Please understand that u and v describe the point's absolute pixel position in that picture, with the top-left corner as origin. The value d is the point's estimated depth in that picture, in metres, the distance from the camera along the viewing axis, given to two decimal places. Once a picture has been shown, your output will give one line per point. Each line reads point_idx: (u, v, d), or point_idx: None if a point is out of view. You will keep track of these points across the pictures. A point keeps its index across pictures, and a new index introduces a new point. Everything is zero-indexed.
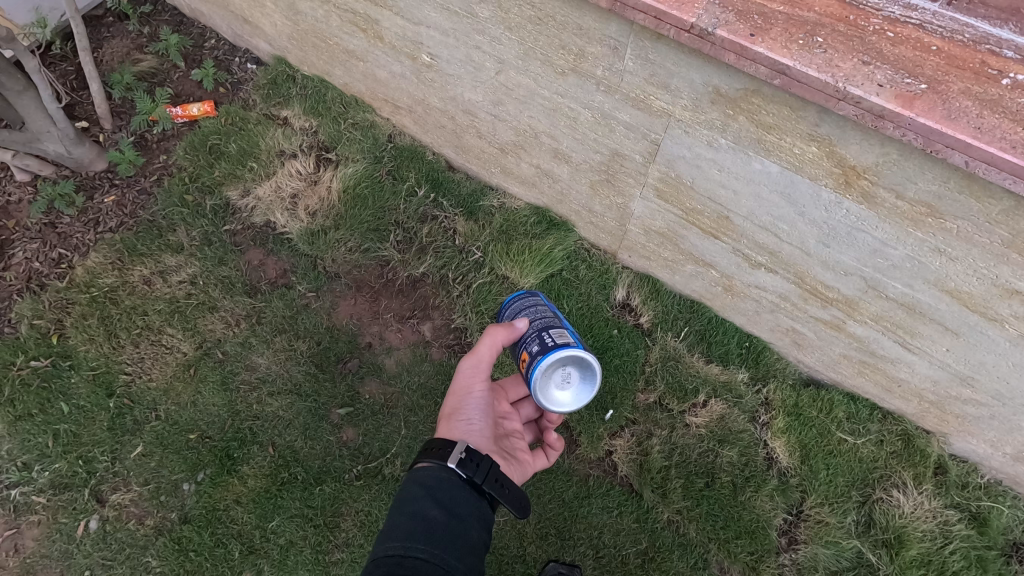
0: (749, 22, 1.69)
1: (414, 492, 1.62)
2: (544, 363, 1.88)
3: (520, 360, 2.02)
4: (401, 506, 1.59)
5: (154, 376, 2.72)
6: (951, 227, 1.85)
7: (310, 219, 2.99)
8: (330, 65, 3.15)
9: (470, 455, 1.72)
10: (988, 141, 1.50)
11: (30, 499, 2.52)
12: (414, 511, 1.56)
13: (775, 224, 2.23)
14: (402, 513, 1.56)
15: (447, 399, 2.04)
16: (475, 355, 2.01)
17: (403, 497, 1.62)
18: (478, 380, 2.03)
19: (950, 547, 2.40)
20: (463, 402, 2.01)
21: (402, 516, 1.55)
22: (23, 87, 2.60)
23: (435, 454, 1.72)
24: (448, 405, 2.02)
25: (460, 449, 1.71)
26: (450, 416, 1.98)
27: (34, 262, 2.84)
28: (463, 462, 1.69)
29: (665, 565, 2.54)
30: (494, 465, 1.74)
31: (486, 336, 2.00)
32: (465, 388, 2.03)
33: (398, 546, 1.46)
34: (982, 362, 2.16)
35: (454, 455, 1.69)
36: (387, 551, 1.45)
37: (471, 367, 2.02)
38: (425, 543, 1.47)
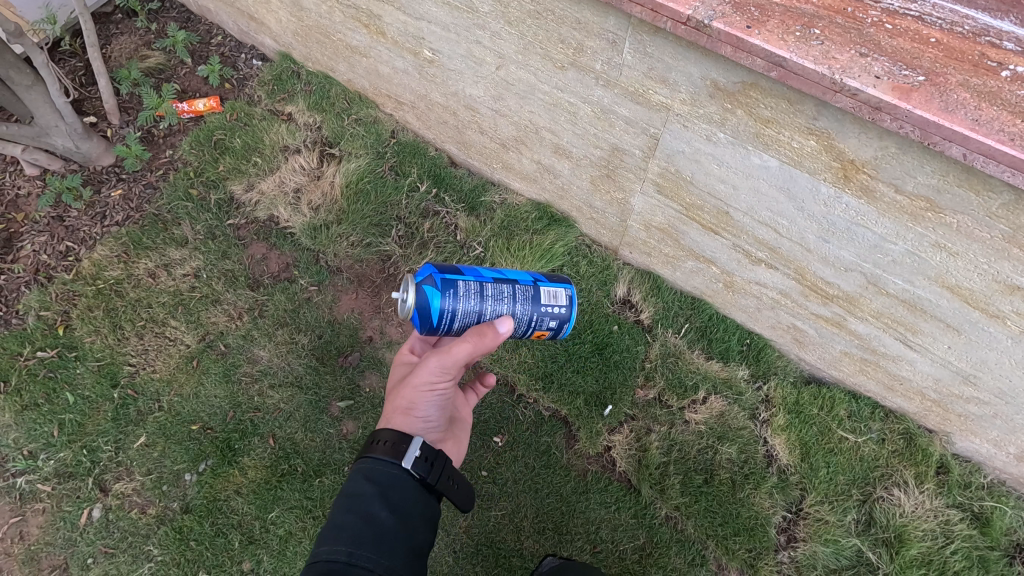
0: (746, 15, 1.68)
1: (364, 489, 1.60)
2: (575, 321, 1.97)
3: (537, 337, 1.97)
4: (349, 503, 1.57)
5: (157, 367, 2.74)
6: (950, 222, 1.83)
7: (313, 214, 3.01)
8: (334, 61, 3.17)
9: (426, 453, 1.68)
10: (986, 133, 1.49)
11: (35, 487, 2.56)
12: (362, 512, 1.54)
13: (774, 220, 2.22)
14: (349, 511, 1.54)
15: (404, 392, 1.83)
16: (450, 357, 1.77)
17: (353, 493, 1.60)
18: (445, 381, 1.82)
19: (951, 547, 2.37)
20: (423, 400, 1.82)
21: (349, 514, 1.54)
22: (31, 81, 2.67)
23: (388, 451, 1.67)
24: (406, 399, 1.82)
25: (416, 447, 1.67)
26: (407, 414, 1.81)
27: (41, 254, 2.88)
28: (417, 461, 1.66)
29: (663, 561, 2.52)
30: (448, 464, 1.73)
31: (467, 339, 1.75)
32: (429, 383, 1.82)
33: (343, 551, 1.45)
34: (984, 359, 2.14)
35: (410, 454, 1.66)
36: (332, 556, 1.45)
37: (440, 367, 1.79)
38: (371, 550, 1.46)
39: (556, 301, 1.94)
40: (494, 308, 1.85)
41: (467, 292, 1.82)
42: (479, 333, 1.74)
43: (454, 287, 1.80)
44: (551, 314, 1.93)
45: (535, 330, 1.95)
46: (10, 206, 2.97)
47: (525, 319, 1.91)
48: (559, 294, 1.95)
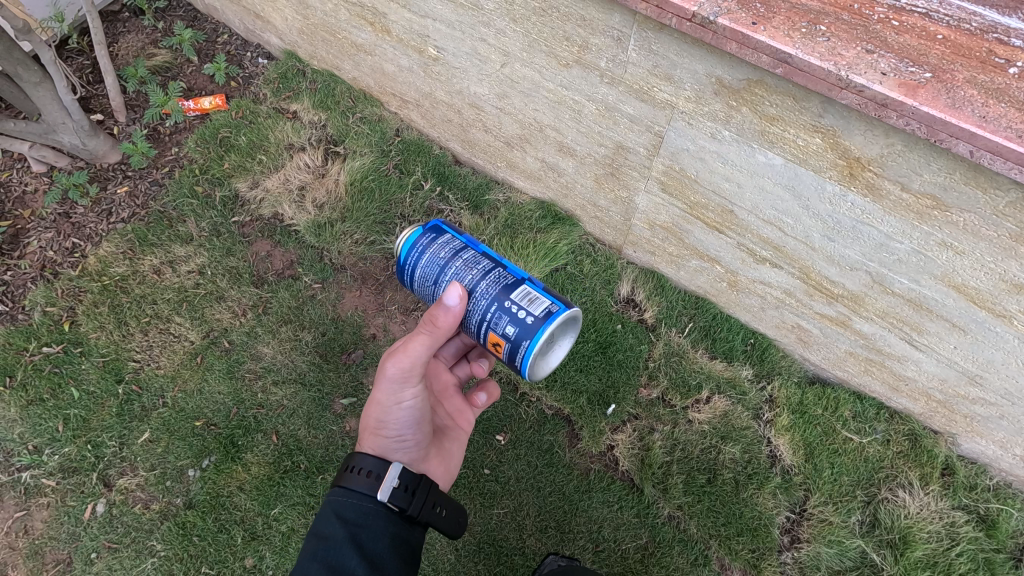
0: (751, 12, 1.68)
1: (335, 530, 1.58)
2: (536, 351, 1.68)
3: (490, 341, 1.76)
4: (317, 548, 1.54)
5: (162, 363, 2.75)
6: (957, 220, 1.82)
7: (317, 212, 3.02)
8: (339, 59, 3.19)
9: (403, 484, 1.68)
10: (994, 130, 1.48)
11: (39, 482, 2.57)
12: (331, 557, 1.52)
13: (778, 218, 2.21)
14: (318, 555, 1.52)
15: (372, 408, 1.84)
16: (404, 359, 1.75)
17: (324, 533, 1.58)
18: (407, 388, 1.80)
19: (956, 549, 2.36)
20: (389, 412, 1.83)
21: (316, 562, 1.50)
22: (38, 78, 2.70)
23: (363, 484, 1.67)
24: (374, 415, 1.83)
25: (393, 479, 1.67)
26: (381, 429, 1.83)
27: (48, 251, 2.89)
28: (394, 493, 1.66)
29: (666, 561, 2.51)
30: (430, 490, 1.73)
31: (419, 336, 1.74)
32: (390, 396, 1.81)
33: None
34: (990, 360, 2.12)
35: (387, 487, 1.66)
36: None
37: (397, 373, 1.77)
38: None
39: (528, 307, 1.68)
40: (455, 274, 1.78)
41: (439, 250, 1.82)
42: (430, 321, 1.72)
43: (433, 242, 1.84)
44: (511, 318, 1.68)
45: (489, 330, 1.73)
46: (17, 203, 2.99)
47: (484, 307, 1.73)
48: (534, 303, 1.68)
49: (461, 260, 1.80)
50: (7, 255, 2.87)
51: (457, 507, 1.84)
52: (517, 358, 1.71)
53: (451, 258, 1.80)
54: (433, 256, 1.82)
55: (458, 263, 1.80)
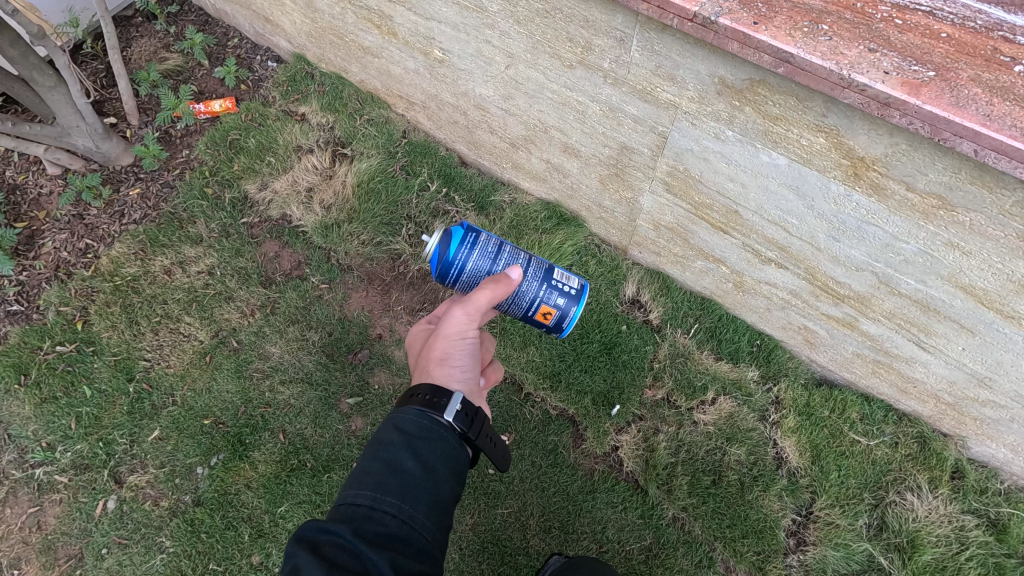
0: (753, 11, 1.68)
1: (391, 435, 1.47)
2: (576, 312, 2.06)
3: (546, 314, 2.02)
4: (376, 448, 1.44)
5: (172, 362, 2.80)
6: (963, 220, 1.81)
7: (325, 213, 3.05)
8: (347, 62, 3.22)
9: (465, 408, 1.57)
10: (998, 128, 1.46)
11: (53, 478, 2.61)
12: (389, 458, 1.42)
13: (783, 218, 2.20)
14: (377, 458, 1.42)
15: (435, 342, 1.78)
16: (474, 305, 1.79)
17: (380, 439, 1.47)
18: (471, 327, 1.81)
19: (966, 554, 2.33)
20: (456, 347, 1.78)
21: (373, 461, 1.41)
22: (53, 82, 2.74)
23: (425, 400, 1.55)
24: (438, 350, 1.77)
25: (457, 402, 1.55)
26: (442, 364, 1.74)
27: (62, 251, 2.95)
28: (457, 415, 1.53)
29: (670, 562, 2.50)
30: (486, 422, 1.63)
31: (486, 286, 1.80)
32: (459, 332, 1.79)
33: (367, 496, 1.34)
34: (999, 362, 2.09)
35: (450, 408, 1.54)
36: (356, 501, 1.34)
37: (466, 314, 1.79)
38: (396, 500, 1.35)
39: (568, 282, 2.05)
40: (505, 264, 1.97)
41: (486, 246, 1.96)
42: (500, 281, 1.82)
43: (478, 238, 1.96)
44: (562, 291, 2.02)
45: (541, 303, 2.00)
46: (32, 204, 3.05)
47: (534, 285, 1.98)
48: (570, 278, 2.07)
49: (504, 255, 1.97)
50: (23, 255, 2.93)
51: (506, 450, 1.72)
52: (565, 324, 2.06)
53: (500, 248, 1.98)
54: (482, 245, 1.96)
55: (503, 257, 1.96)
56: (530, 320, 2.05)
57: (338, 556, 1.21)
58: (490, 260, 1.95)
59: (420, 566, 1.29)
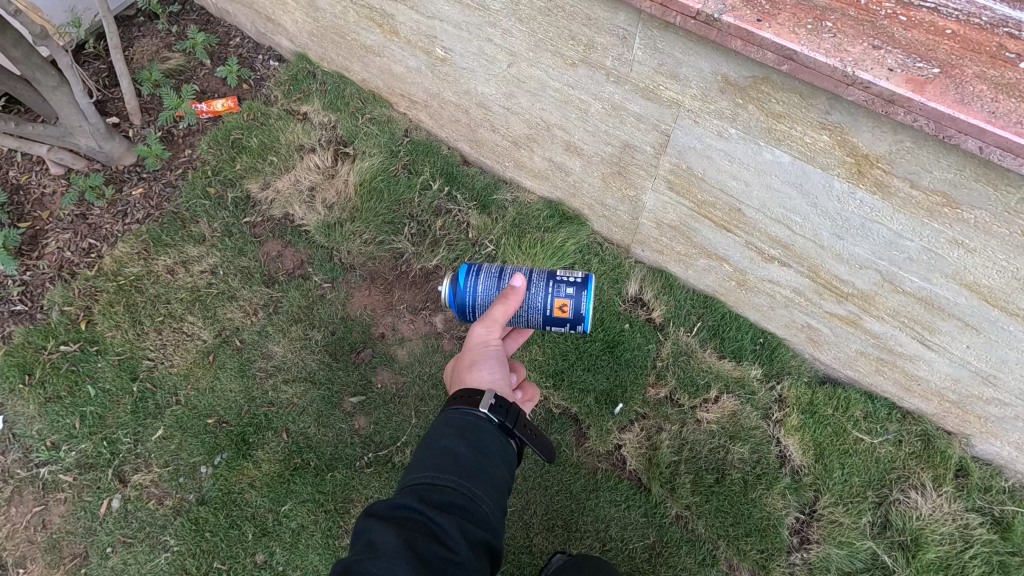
0: (756, 8, 1.67)
1: (441, 429, 1.57)
2: (589, 297, 1.98)
3: (562, 309, 1.97)
4: (429, 440, 1.55)
5: (175, 362, 2.80)
6: (968, 218, 1.80)
7: (327, 212, 3.05)
8: (349, 61, 3.22)
9: (499, 401, 1.65)
10: (1003, 125, 1.46)
11: (57, 478, 2.62)
12: (442, 446, 1.52)
13: (787, 216, 2.19)
14: (431, 446, 1.52)
15: (463, 354, 1.86)
16: (493, 318, 1.87)
17: (431, 433, 1.57)
18: (494, 334, 1.87)
19: (970, 552, 2.32)
20: (482, 354, 1.84)
21: (429, 450, 1.51)
22: (56, 82, 2.72)
23: (462, 401, 1.64)
24: (466, 359, 1.84)
25: (491, 395, 1.63)
26: (469, 371, 1.82)
27: (65, 251, 2.95)
28: (493, 407, 1.62)
29: (673, 561, 2.50)
30: (522, 412, 1.68)
31: (500, 299, 1.88)
32: (482, 341, 1.86)
33: (428, 475, 1.44)
34: (1004, 360, 2.09)
35: (485, 401, 1.62)
36: (418, 480, 1.44)
37: (484, 325, 1.86)
38: (455, 477, 1.45)
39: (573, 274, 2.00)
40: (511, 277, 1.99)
41: (488, 269, 2.00)
42: (510, 294, 1.89)
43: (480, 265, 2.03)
44: (567, 282, 1.97)
45: (553, 299, 1.97)
46: (35, 204, 3.05)
47: (540, 287, 1.97)
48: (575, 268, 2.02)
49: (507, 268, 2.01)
50: (27, 255, 2.94)
51: (548, 442, 1.75)
52: (584, 312, 1.98)
53: (502, 266, 2.03)
54: (486, 269, 2.01)
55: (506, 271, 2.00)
56: (552, 321, 2.01)
57: (408, 521, 1.33)
58: (495, 280, 1.98)
59: (484, 533, 1.39)
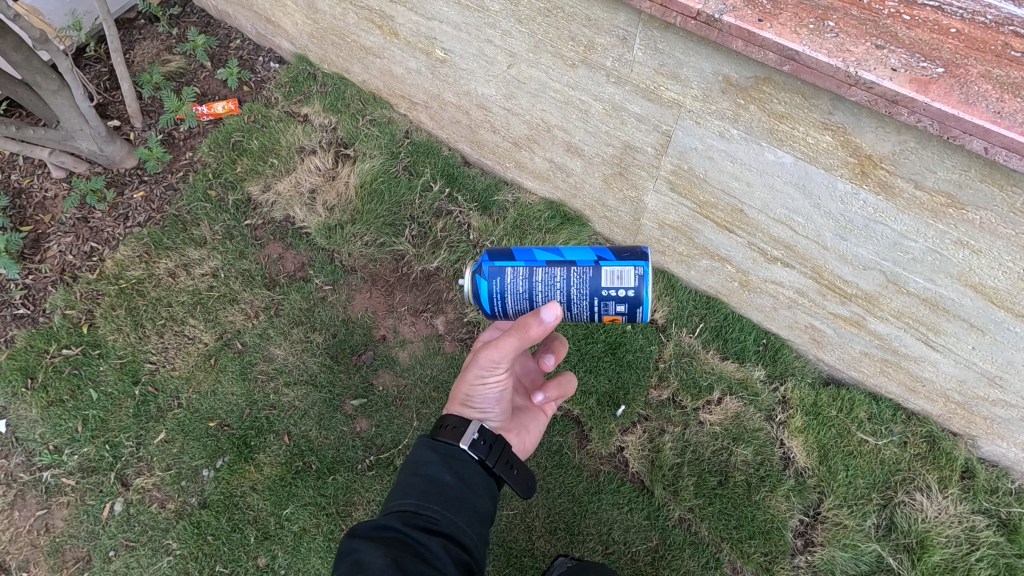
0: (758, 8, 1.65)
1: (428, 455, 1.60)
2: (643, 310, 1.79)
3: (609, 321, 1.85)
4: (415, 466, 1.57)
5: (177, 365, 2.80)
6: (973, 218, 1.78)
7: (328, 214, 3.04)
8: (349, 62, 3.21)
9: (484, 436, 1.66)
10: (1009, 126, 1.44)
11: (60, 481, 2.63)
12: (428, 473, 1.55)
13: (790, 217, 2.17)
14: (416, 474, 1.55)
15: (461, 381, 1.82)
16: (497, 355, 1.71)
17: (418, 458, 1.60)
18: (494, 372, 1.75)
19: (976, 554, 2.30)
20: (478, 388, 1.79)
21: (414, 476, 1.54)
22: (57, 86, 2.71)
23: (446, 432, 1.65)
24: (462, 390, 1.81)
25: (474, 429, 1.65)
26: (465, 401, 1.81)
27: (67, 254, 2.96)
28: (474, 442, 1.63)
29: (676, 564, 2.49)
30: (507, 449, 1.68)
31: (509, 336, 1.66)
32: (479, 376, 1.77)
33: (412, 503, 1.47)
34: (1010, 361, 2.07)
35: (468, 435, 1.63)
36: (402, 506, 1.47)
37: (486, 361, 1.71)
38: (439, 506, 1.48)
39: (622, 284, 1.77)
40: (545, 294, 1.81)
41: (517, 287, 1.82)
42: (523, 331, 1.64)
43: (505, 275, 1.83)
44: (616, 298, 1.77)
45: (600, 316, 1.83)
46: (37, 207, 3.05)
47: (583, 306, 1.80)
48: (624, 276, 1.76)
49: (539, 283, 1.81)
50: (29, 259, 2.94)
51: (530, 477, 1.75)
52: (639, 319, 1.83)
53: (532, 280, 1.81)
54: (513, 282, 1.82)
55: (540, 288, 1.81)
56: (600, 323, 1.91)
57: (393, 542, 1.36)
58: (527, 299, 1.83)
59: (466, 563, 1.42)
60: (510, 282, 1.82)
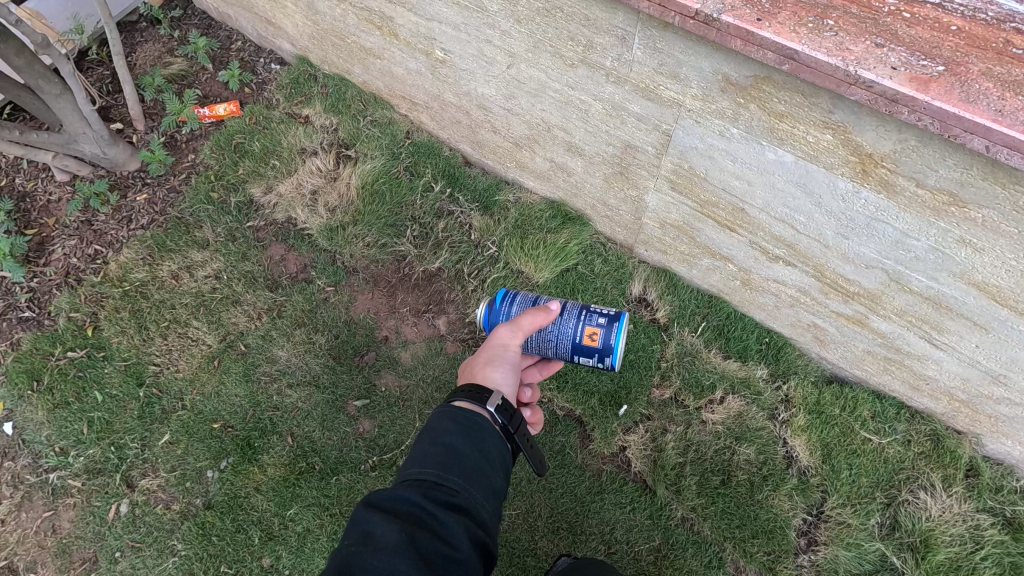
0: (757, 7, 1.64)
1: (447, 425, 1.53)
2: (619, 327, 2.04)
3: (589, 335, 2.04)
4: (433, 434, 1.51)
5: (181, 367, 2.82)
6: (975, 216, 1.77)
7: (329, 215, 3.05)
8: (349, 63, 3.21)
9: (505, 403, 1.66)
10: (1010, 124, 1.43)
11: (66, 483, 2.65)
12: (447, 443, 1.49)
13: (791, 216, 2.16)
14: (435, 443, 1.49)
15: (481, 351, 1.87)
16: (521, 325, 1.90)
17: (436, 427, 1.54)
18: (518, 339, 1.89)
19: (981, 553, 2.29)
20: (501, 356, 1.85)
21: (433, 446, 1.48)
22: (59, 90, 2.73)
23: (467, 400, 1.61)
24: (485, 354, 1.85)
25: (498, 397, 1.65)
26: (485, 366, 1.81)
27: (72, 257, 2.97)
28: (499, 409, 1.63)
29: (679, 564, 2.50)
30: (523, 422, 1.69)
31: (530, 311, 1.94)
32: (504, 342, 1.87)
33: (431, 473, 1.42)
34: (1015, 359, 2.05)
35: (492, 401, 1.63)
36: (420, 476, 1.42)
37: (510, 331, 1.89)
38: (459, 478, 1.43)
39: (606, 309, 2.11)
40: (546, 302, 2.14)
41: (525, 295, 2.17)
42: (544, 308, 1.95)
43: (519, 293, 2.20)
44: (599, 311, 2.08)
45: (584, 324, 2.05)
46: (41, 211, 3.07)
47: (573, 314, 2.07)
48: (609, 309, 2.14)
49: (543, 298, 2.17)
50: (34, 262, 2.96)
51: (540, 454, 1.75)
52: (613, 345, 2.03)
53: (539, 297, 2.18)
54: (523, 296, 2.17)
55: (543, 300, 2.16)
56: (581, 350, 2.06)
57: (409, 516, 1.33)
58: (531, 303, 2.13)
59: (483, 542, 1.39)
60: (522, 293, 2.18)
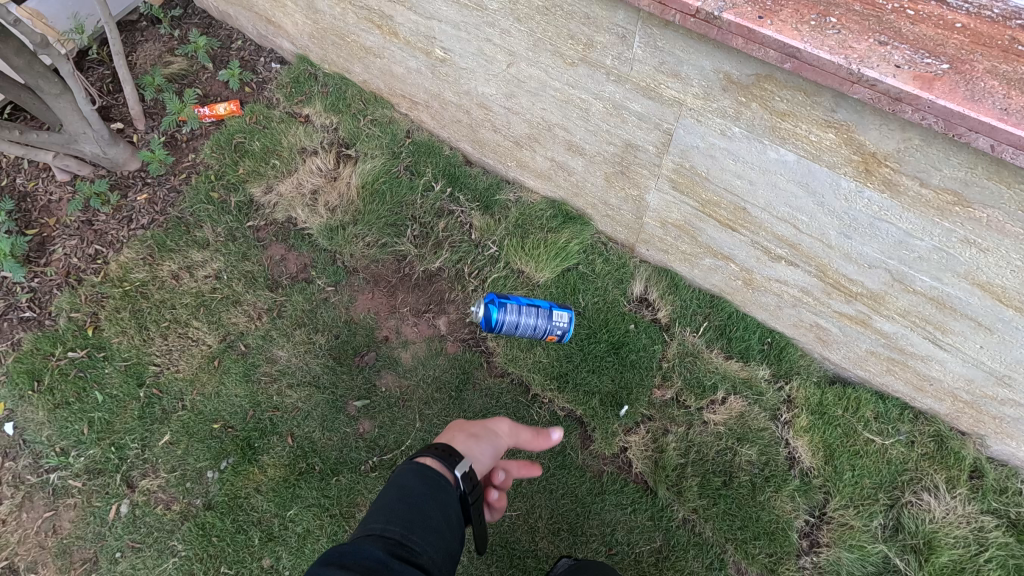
0: (758, 5, 1.62)
1: (414, 483, 1.48)
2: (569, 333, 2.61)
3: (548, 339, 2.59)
4: (401, 492, 1.45)
5: (181, 367, 2.81)
6: (980, 216, 1.75)
7: (330, 215, 3.04)
8: (349, 62, 3.20)
9: (470, 472, 1.61)
10: (1015, 123, 1.41)
11: (67, 483, 2.65)
12: (414, 502, 1.43)
13: (793, 215, 2.14)
14: (402, 501, 1.43)
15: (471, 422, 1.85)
16: (503, 431, 1.87)
17: (404, 484, 1.48)
18: (503, 427, 1.87)
19: (985, 555, 2.28)
20: (485, 429, 1.82)
21: (400, 505, 1.41)
22: (59, 90, 2.72)
23: (435, 461, 1.57)
24: (473, 426, 1.82)
25: (466, 464, 1.60)
26: (468, 435, 1.77)
27: (72, 258, 2.97)
28: (464, 476, 1.58)
29: (680, 565, 2.49)
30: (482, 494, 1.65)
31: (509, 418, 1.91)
32: (491, 425, 1.85)
33: (396, 531, 1.34)
34: (1020, 360, 2.03)
35: (461, 466, 1.59)
36: (383, 534, 1.33)
37: (502, 429, 1.87)
38: (422, 538, 1.36)
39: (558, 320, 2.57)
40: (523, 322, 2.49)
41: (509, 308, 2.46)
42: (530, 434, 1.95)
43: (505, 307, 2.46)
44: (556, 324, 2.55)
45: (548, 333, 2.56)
46: (42, 211, 3.07)
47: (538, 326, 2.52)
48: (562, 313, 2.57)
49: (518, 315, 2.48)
50: (34, 262, 2.95)
51: (484, 534, 1.70)
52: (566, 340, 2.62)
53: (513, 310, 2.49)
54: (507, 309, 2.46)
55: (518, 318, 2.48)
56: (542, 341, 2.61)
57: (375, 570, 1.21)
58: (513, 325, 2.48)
59: None
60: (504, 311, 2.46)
